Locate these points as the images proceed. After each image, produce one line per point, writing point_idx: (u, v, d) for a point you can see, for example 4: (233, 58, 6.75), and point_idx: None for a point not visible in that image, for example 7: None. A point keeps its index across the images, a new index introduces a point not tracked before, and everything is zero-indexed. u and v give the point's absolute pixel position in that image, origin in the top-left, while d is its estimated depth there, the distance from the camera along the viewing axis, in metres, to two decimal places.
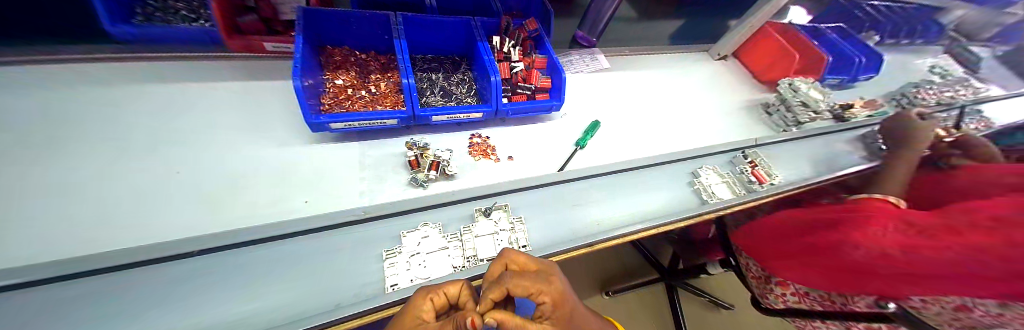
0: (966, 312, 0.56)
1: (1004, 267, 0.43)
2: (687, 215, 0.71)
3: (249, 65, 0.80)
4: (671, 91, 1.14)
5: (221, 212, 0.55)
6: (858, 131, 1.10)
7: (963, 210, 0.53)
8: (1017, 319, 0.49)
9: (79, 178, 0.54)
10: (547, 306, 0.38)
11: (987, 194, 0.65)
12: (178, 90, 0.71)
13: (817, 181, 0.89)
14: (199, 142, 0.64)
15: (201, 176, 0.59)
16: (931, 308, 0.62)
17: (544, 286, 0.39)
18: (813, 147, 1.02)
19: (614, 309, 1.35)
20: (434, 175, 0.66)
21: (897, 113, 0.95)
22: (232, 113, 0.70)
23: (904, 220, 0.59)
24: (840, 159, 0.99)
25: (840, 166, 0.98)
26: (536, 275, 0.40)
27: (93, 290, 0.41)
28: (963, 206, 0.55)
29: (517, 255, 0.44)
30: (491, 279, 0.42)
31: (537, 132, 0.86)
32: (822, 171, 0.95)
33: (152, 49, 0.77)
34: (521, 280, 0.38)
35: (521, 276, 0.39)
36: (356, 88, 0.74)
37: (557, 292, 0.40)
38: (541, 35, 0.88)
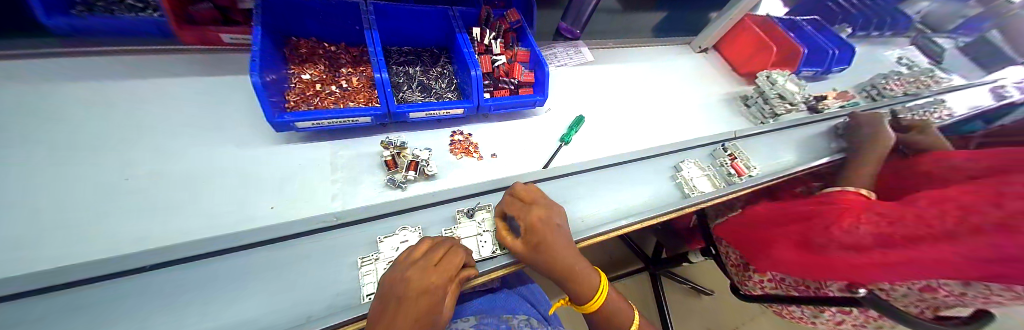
0: (930, 292, 0.60)
1: (975, 255, 0.45)
2: (670, 209, 0.71)
3: (206, 58, 0.73)
4: (654, 84, 1.14)
5: (178, 222, 0.50)
6: (831, 122, 1.13)
7: (933, 200, 0.55)
8: (978, 297, 0.54)
9: (0, 187, 0.47)
10: (524, 224, 0.52)
11: (950, 182, 0.68)
12: (125, 85, 0.64)
13: (794, 172, 0.91)
14: (147, 144, 0.58)
15: (155, 182, 0.53)
16: (899, 289, 0.67)
17: (523, 210, 0.53)
18: (790, 139, 1.04)
19: None
20: (412, 175, 0.62)
21: (866, 116, 1.00)
22: (186, 111, 0.64)
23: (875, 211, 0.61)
24: (815, 150, 1.03)
25: (814, 156, 1.01)
26: (523, 205, 0.54)
27: (18, 316, 0.36)
28: (931, 195, 0.58)
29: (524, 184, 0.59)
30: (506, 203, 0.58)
31: (521, 127, 0.84)
32: (798, 162, 0.97)
33: (89, 41, 0.68)
34: (510, 205, 0.55)
35: (514, 199, 0.56)
36: (326, 84, 0.69)
37: (533, 218, 0.52)
38: (523, 27, 0.85)
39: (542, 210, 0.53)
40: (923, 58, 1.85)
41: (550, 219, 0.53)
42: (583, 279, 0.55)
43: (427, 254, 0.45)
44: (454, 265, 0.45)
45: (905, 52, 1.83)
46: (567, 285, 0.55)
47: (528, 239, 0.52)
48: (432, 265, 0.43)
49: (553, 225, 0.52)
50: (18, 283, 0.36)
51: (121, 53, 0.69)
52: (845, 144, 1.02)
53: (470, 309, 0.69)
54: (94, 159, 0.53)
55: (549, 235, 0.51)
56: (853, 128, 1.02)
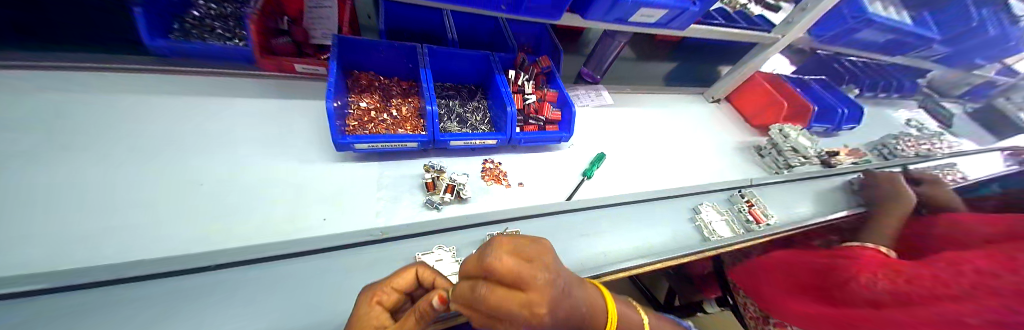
0: None
1: None
2: (691, 251, 0.73)
3: (277, 83, 0.83)
4: (671, 128, 1.21)
5: (243, 226, 0.55)
6: (846, 177, 1.16)
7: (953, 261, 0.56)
8: None
9: (104, 182, 0.54)
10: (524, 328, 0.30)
11: (971, 243, 0.70)
12: (209, 102, 0.74)
13: (809, 224, 0.94)
14: (222, 153, 0.65)
15: (227, 188, 0.60)
16: None
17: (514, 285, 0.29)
18: (805, 190, 1.07)
19: None
20: (449, 197, 0.67)
21: (892, 176, 1.04)
22: (256, 128, 0.72)
23: (894, 268, 0.63)
24: (831, 203, 1.05)
25: (830, 209, 1.03)
26: (514, 300, 0.29)
27: (111, 300, 0.40)
28: (951, 257, 0.59)
29: (501, 260, 0.29)
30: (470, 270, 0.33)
31: (547, 161, 0.90)
32: (814, 214, 0.99)
33: (181, 62, 0.79)
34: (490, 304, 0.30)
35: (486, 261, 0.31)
36: (379, 111, 0.77)
37: (539, 294, 0.29)
38: (553, 71, 0.94)
39: (540, 272, 0.30)
40: (934, 121, 1.90)
41: (554, 279, 0.31)
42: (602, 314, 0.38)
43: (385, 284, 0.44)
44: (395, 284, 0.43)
45: (914, 115, 1.89)
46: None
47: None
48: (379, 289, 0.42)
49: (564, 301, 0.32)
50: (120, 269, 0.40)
51: (209, 75, 0.79)
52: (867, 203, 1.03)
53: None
54: (181, 165, 0.61)
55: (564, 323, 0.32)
56: (875, 188, 1.03)
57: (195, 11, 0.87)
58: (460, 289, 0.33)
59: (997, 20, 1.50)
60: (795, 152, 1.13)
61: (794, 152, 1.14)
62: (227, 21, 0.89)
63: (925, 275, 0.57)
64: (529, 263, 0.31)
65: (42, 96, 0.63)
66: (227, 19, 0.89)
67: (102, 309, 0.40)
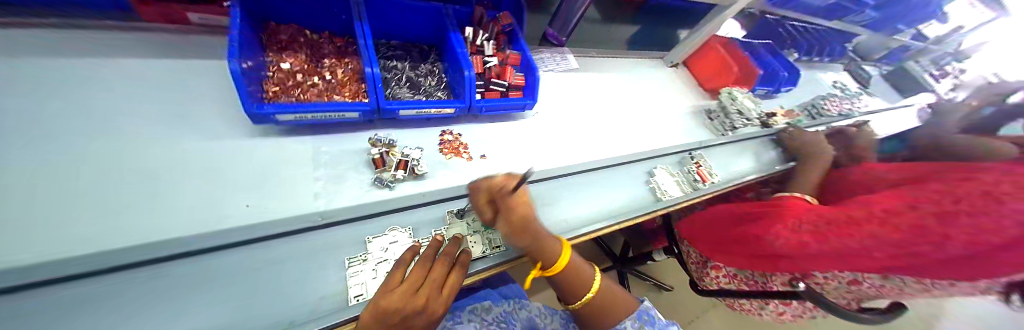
0: (857, 284, 0.73)
1: (893, 248, 0.54)
2: (645, 211, 0.78)
3: (166, 41, 0.65)
4: (632, 92, 1.22)
5: (143, 220, 0.45)
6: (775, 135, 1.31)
7: (861, 202, 0.63)
8: (891, 288, 0.67)
9: None
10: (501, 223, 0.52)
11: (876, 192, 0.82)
12: (59, 64, 0.55)
13: (745, 181, 1.04)
14: (91, 129, 0.50)
15: (106, 175, 0.47)
16: (830, 283, 0.79)
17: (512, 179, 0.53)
18: (742, 150, 1.20)
19: None
20: (402, 174, 0.60)
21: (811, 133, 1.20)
22: (144, 96, 0.57)
23: (812, 211, 0.69)
24: (762, 163, 1.20)
25: (763, 169, 1.17)
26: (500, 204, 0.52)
27: None
28: (862, 199, 0.66)
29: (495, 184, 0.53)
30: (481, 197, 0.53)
31: (508, 129, 0.85)
32: (758, 173, 1.12)
33: None
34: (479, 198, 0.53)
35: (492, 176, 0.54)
36: (308, 74, 0.65)
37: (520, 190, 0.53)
38: (514, 30, 0.86)
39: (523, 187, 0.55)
40: (854, 82, 2.14)
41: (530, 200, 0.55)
42: (554, 255, 0.54)
43: (405, 282, 0.47)
44: (421, 297, 0.46)
45: (838, 77, 2.11)
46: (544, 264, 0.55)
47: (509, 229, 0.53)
48: (410, 290, 0.46)
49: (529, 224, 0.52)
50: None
51: (56, 29, 0.58)
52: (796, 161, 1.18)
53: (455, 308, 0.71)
54: (26, 146, 0.45)
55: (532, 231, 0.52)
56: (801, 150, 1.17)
57: None
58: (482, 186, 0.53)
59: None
60: (740, 115, 1.22)
61: (739, 115, 1.23)
62: None
63: (839, 213, 0.63)
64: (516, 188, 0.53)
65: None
66: None
67: None
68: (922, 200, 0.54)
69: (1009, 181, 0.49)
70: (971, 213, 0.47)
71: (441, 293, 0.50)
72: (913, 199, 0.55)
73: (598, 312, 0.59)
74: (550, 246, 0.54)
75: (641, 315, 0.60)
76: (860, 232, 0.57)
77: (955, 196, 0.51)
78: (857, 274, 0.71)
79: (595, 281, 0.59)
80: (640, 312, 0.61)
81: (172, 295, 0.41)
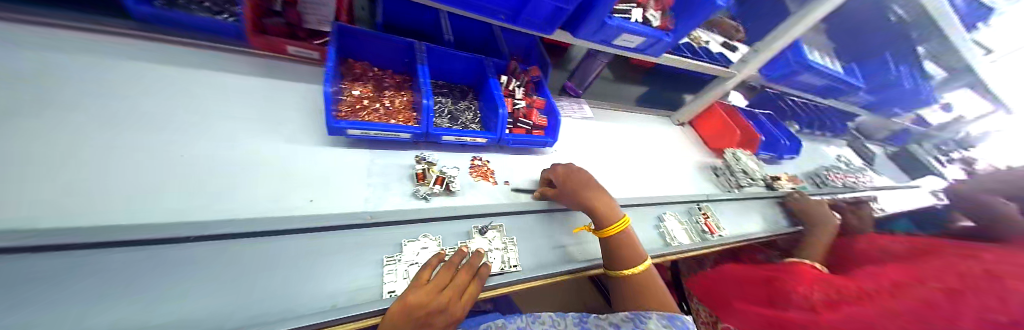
0: None
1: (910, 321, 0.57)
2: (654, 254, 0.83)
3: (263, 62, 0.79)
4: (643, 144, 1.33)
5: (227, 201, 0.53)
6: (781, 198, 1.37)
7: (872, 277, 0.71)
8: None
9: (65, 141, 0.50)
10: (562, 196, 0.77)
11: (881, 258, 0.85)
12: (185, 72, 0.68)
13: (752, 237, 1.08)
14: (199, 125, 0.61)
15: (206, 162, 0.57)
16: None
17: (555, 166, 0.80)
18: (751, 207, 1.24)
19: None
20: (437, 189, 0.69)
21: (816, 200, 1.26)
22: (240, 102, 0.69)
23: (824, 281, 0.76)
24: (771, 221, 1.23)
25: (771, 227, 1.21)
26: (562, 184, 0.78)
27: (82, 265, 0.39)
28: (867, 274, 0.74)
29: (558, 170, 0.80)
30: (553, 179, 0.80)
31: (530, 163, 0.94)
32: (764, 231, 1.15)
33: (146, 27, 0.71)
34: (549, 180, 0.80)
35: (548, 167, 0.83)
36: (372, 100, 0.79)
37: (561, 172, 0.78)
38: (542, 81, 1.01)
39: (569, 169, 0.78)
40: (858, 158, 2.22)
41: (578, 174, 0.77)
42: (607, 221, 0.71)
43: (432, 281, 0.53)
44: (443, 295, 0.52)
45: (842, 151, 2.21)
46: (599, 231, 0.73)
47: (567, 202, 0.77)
48: (435, 288, 0.52)
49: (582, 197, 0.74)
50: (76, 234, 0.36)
51: (186, 45, 0.73)
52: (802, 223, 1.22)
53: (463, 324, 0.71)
54: (152, 133, 0.56)
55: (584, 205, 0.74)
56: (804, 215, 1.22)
57: None
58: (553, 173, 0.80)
59: (912, 78, 1.83)
60: (745, 175, 1.32)
61: (744, 174, 1.32)
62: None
63: (854, 285, 0.70)
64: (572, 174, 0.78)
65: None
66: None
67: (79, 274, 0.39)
68: (932, 279, 0.63)
69: (1003, 264, 0.61)
70: (976, 292, 0.56)
71: (460, 300, 0.54)
72: (922, 277, 0.65)
73: (638, 291, 0.70)
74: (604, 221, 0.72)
75: (674, 319, 0.62)
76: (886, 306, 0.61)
77: (959, 274, 0.62)
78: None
79: (641, 263, 0.70)
80: (676, 316, 0.63)
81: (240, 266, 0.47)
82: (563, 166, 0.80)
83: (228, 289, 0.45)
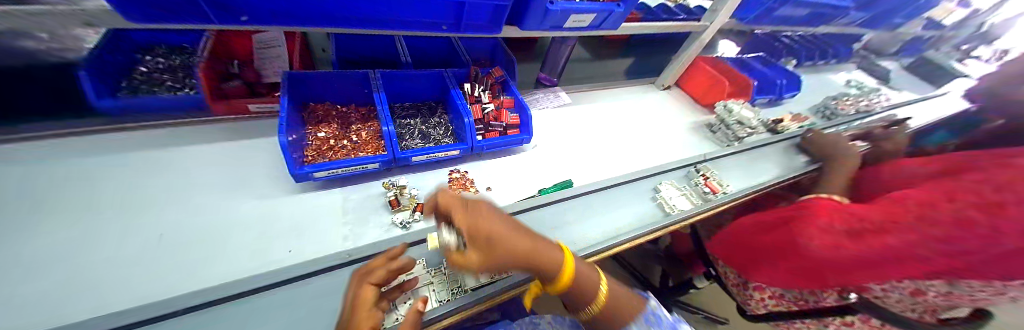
0: (921, 295, 0.66)
1: (936, 249, 0.52)
2: (653, 228, 0.79)
3: (229, 126, 0.81)
4: (630, 117, 1.30)
5: (205, 268, 0.54)
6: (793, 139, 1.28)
7: (894, 198, 0.60)
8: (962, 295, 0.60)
9: (40, 244, 0.51)
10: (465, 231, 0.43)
11: (911, 181, 0.77)
12: (154, 152, 0.70)
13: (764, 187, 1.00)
14: (172, 201, 0.63)
15: (182, 237, 0.58)
16: (891, 295, 0.73)
17: (455, 210, 0.44)
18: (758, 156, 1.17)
19: None
20: (418, 216, 0.69)
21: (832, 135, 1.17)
22: (212, 170, 0.71)
23: (843, 212, 0.68)
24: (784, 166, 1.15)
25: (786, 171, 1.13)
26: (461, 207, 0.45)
27: None
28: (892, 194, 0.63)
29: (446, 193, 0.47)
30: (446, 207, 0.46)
31: (512, 164, 0.93)
32: (776, 178, 1.07)
33: (108, 118, 0.72)
34: (444, 203, 0.45)
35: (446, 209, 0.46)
36: (339, 139, 0.80)
37: (471, 215, 0.43)
38: (507, 80, 1.00)
39: (480, 207, 0.44)
40: (871, 78, 2.09)
41: (494, 214, 0.44)
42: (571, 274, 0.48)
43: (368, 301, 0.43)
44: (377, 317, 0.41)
45: (851, 76, 2.08)
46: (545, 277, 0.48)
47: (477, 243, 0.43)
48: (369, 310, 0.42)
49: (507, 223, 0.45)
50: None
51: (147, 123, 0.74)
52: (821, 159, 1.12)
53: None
54: (127, 219, 0.58)
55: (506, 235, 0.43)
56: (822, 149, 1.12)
57: (142, 68, 0.81)
58: (446, 200, 0.45)
59: None
60: (742, 125, 1.23)
61: (740, 125, 1.23)
62: (178, 72, 0.83)
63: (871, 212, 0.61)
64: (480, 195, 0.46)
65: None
66: (178, 71, 0.84)
67: None
68: (962, 190, 0.51)
69: None
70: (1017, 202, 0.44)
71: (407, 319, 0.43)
72: (950, 190, 0.52)
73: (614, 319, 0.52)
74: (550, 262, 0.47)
75: (649, 316, 0.52)
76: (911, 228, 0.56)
77: (997, 181, 0.48)
78: (918, 282, 0.64)
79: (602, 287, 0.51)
80: (648, 311, 0.53)
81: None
82: (465, 202, 0.45)
83: None
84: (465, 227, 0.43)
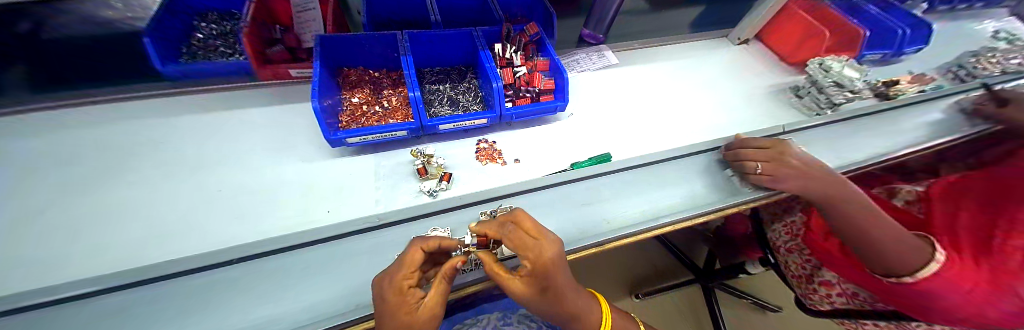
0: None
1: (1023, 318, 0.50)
2: (708, 209, 0.67)
3: (278, 92, 0.88)
4: (690, 80, 1.11)
5: (259, 223, 0.61)
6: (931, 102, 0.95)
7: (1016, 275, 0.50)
8: None
9: (146, 197, 0.64)
10: (530, 268, 0.43)
11: None
12: (222, 117, 0.80)
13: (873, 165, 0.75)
14: (235, 161, 0.71)
15: (242, 193, 0.66)
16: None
17: (532, 250, 0.42)
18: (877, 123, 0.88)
19: (658, 306, 1.42)
20: (445, 185, 0.68)
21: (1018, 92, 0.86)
22: (264, 134, 0.77)
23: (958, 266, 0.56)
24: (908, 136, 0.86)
25: (918, 139, 0.84)
26: (532, 241, 0.43)
27: (131, 299, 0.45)
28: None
29: (513, 231, 0.44)
30: (512, 241, 0.44)
31: (545, 133, 0.87)
32: (893, 151, 0.80)
33: (191, 83, 0.84)
34: (511, 238, 0.44)
35: (514, 237, 0.44)
36: (371, 104, 0.81)
37: (547, 260, 0.42)
38: (542, 38, 0.90)
39: (555, 256, 0.43)
40: None
41: (562, 265, 0.44)
42: (594, 325, 0.51)
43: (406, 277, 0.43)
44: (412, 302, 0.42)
45: (1013, 23, 1.54)
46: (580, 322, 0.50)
47: (536, 282, 0.43)
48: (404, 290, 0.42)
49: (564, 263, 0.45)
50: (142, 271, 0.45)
51: (224, 89, 0.86)
52: (995, 121, 0.84)
53: (476, 314, 0.73)
54: (202, 177, 0.68)
55: (559, 277, 0.43)
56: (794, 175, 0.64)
57: (198, 34, 0.88)
58: (515, 237, 0.44)
59: None
60: (840, 88, 0.96)
61: (838, 88, 0.96)
62: (228, 37, 0.90)
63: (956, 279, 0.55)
64: (548, 235, 0.45)
65: (86, 133, 0.72)
66: (227, 36, 0.90)
67: (127, 307, 0.44)
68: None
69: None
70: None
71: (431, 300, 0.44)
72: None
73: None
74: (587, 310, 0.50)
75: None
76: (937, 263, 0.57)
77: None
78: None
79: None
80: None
81: (261, 282, 0.49)
82: (540, 245, 0.43)
83: (249, 306, 0.47)
84: (536, 264, 0.42)
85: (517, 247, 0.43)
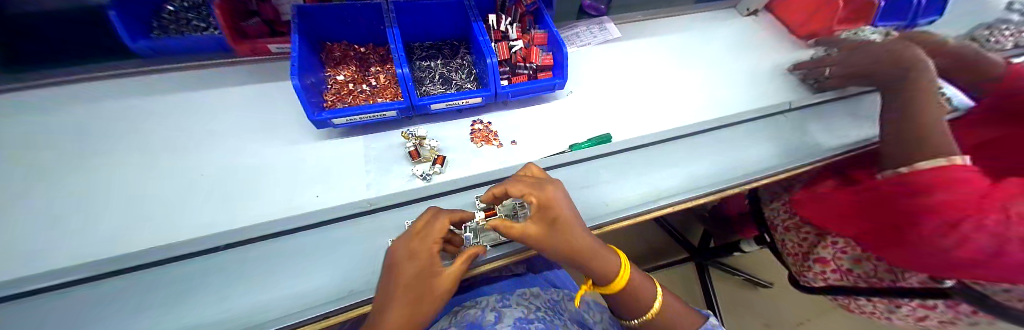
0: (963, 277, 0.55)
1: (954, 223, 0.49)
2: (709, 190, 0.66)
3: (259, 70, 0.82)
4: (695, 54, 1.06)
5: (245, 208, 0.59)
6: None
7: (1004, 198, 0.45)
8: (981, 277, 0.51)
9: (120, 181, 0.60)
10: (537, 204, 0.46)
11: None
12: (199, 97, 0.75)
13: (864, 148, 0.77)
14: (213, 143, 0.67)
15: (225, 176, 0.63)
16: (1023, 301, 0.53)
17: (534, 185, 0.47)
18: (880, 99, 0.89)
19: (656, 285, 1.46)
20: (439, 168, 0.65)
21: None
22: (246, 114, 0.73)
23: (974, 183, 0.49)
24: None
25: None
26: (532, 184, 0.48)
27: (104, 294, 0.42)
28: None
29: (512, 183, 0.48)
30: (513, 187, 0.48)
31: (542, 112, 0.83)
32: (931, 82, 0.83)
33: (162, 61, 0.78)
34: (513, 188, 0.47)
35: (515, 184, 0.48)
36: (357, 82, 0.77)
37: (548, 191, 0.47)
38: (540, 9, 0.84)
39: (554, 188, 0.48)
40: None
41: (563, 198, 0.48)
42: (613, 276, 0.51)
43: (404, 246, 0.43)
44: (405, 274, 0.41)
45: None
46: (599, 268, 0.50)
47: (545, 217, 0.46)
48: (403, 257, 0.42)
49: (564, 199, 0.49)
50: (117, 261, 0.43)
51: (201, 68, 0.81)
52: None
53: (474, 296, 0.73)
54: (180, 159, 0.64)
55: (564, 210, 0.47)
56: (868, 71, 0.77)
57: (169, 6, 0.80)
58: (515, 185, 0.47)
59: None
60: None
61: None
62: (202, 10, 0.82)
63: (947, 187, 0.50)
64: (543, 178, 0.50)
65: (47, 115, 0.67)
66: (201, 9, 0.82)
67: (108, 297, 0.42)
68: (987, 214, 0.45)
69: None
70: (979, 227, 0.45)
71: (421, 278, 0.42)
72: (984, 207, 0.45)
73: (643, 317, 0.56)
74: (604, 255, 0.50)
75: None
76: (955, 161, 0.51)
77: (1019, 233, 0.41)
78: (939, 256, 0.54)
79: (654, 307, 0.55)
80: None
81: (247, 270, 0.47)
82: (539, 183, 0.48)
83: (237, 295, 0.45)
84: (542, 202, 0.46)
85: (520, 189, 0.47)
